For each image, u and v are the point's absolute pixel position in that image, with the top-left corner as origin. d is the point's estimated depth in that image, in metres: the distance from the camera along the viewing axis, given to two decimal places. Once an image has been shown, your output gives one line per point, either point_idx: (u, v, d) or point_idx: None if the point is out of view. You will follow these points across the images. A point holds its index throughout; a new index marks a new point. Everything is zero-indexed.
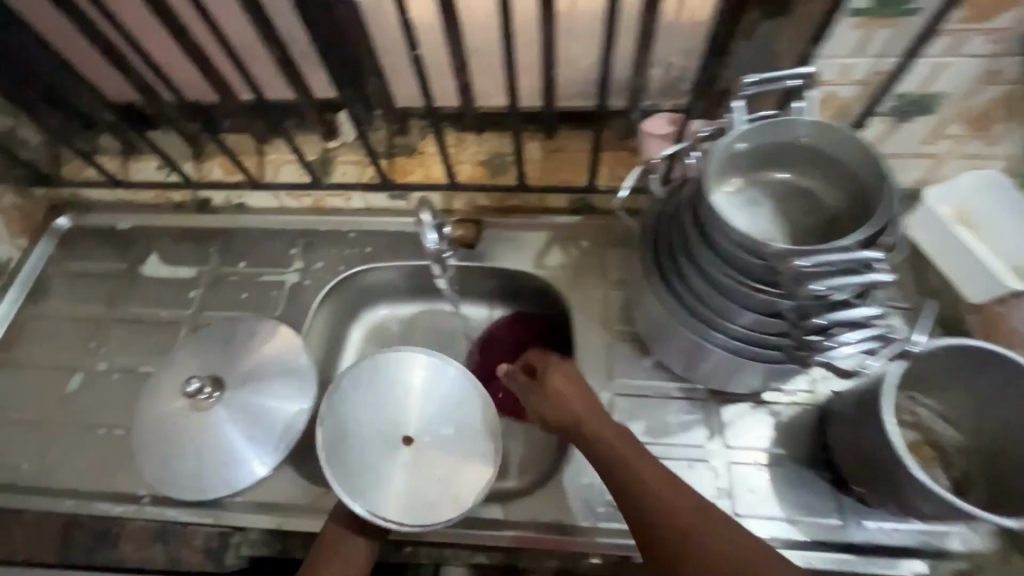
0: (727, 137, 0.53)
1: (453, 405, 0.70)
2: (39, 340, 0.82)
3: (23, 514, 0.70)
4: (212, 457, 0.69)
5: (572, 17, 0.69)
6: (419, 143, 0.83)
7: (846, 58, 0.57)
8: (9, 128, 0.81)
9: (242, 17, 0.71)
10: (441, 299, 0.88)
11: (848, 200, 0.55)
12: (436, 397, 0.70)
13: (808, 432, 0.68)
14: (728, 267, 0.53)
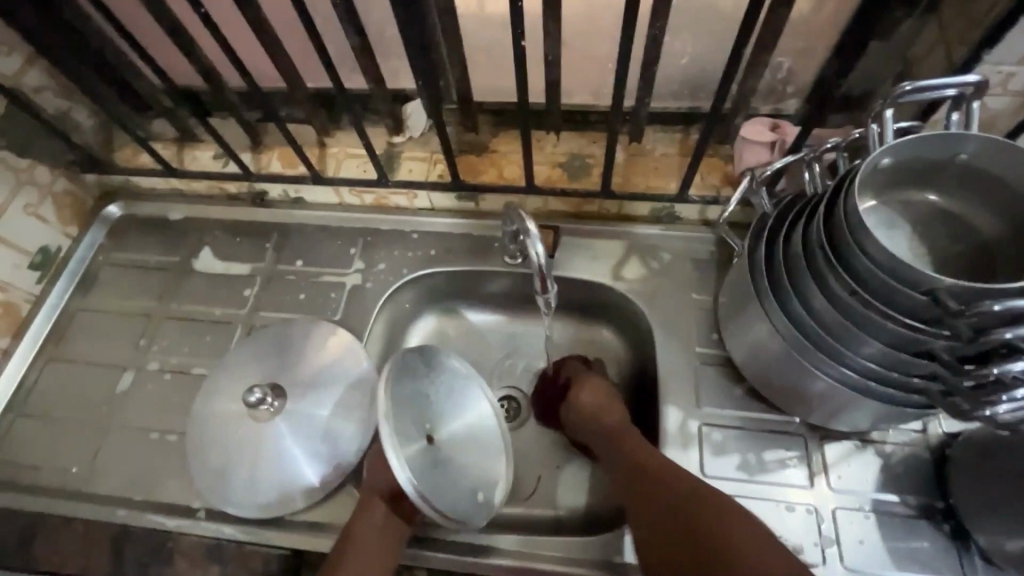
0: (875, 153, 0.47)
1: (489, 408, 0.67)
2: (89, 334, 0.78)
3: (73, 522, 0.67)
4: (273, 470, 0.65)
5: (678, 10, 0.63)
6: (490, 141, 0.79)
7: (1011, 65, 0.50)
8: (64, 110, 0.77)
9: (318, 0, 0.66)
10: (505, 308, 0.83)
11: (1005, 229, 0.49)
12: (479, 401, 0.67)
13: (921, 478, 0.62)
14: (873, 298, 0.46)
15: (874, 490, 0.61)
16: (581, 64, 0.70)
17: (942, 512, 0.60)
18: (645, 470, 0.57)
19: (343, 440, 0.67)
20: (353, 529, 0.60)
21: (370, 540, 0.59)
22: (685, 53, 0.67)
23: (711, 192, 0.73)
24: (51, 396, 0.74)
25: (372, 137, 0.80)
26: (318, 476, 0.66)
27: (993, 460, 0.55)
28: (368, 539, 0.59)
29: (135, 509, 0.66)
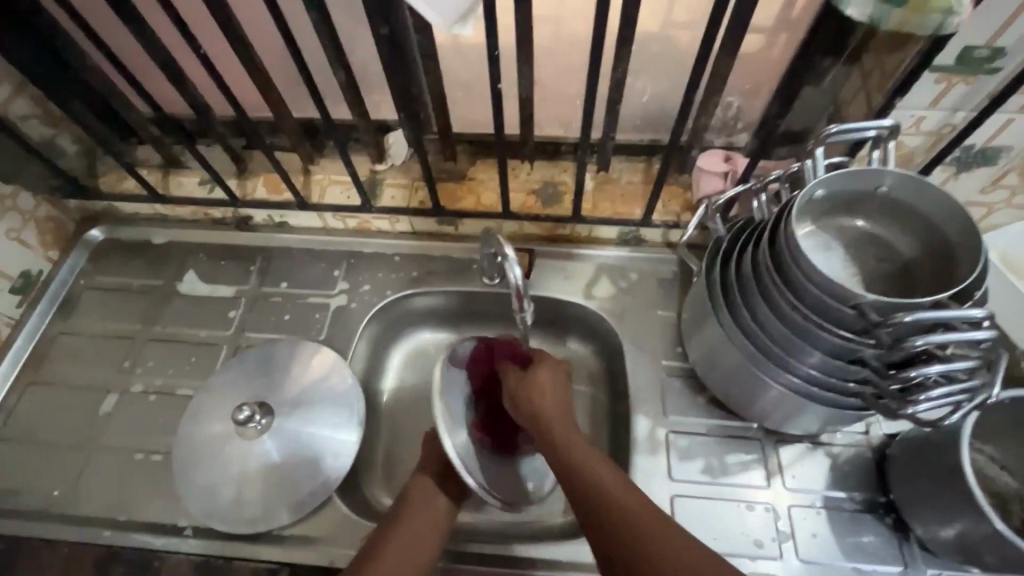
0: (810, 186, 0.54)
1: None
2: (70, 357, 0.79)
3: (56, 545, 0.67)
4: (259, 485, 0.68)
5: (638, 54, 0.70)
6: (468, 169, 0.83)
7: (920, 109, 0.57)
8: (49, 137, 0.79)
9: (305, 39, 0.70)
10: (485, 326, 0.86)
11: (921, 250, 0.57)
12: None
13: (865, 475, 0.68)
14: (812, 312, 0.52)
15: (825, 487, 0.67)
16: (552, 100, 0.76)
17: (884, 505, 0.66)
18: (582, 472, 0.55)
19: (330, 455, 0.70)
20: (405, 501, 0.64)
21: (423, 510, 0.63)
22: (646, 92, 0.74)
23: (672, 217, 0.79)
24: (31, 420, 0.74)
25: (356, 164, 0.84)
26: (305, 490, 0.68)
27: (923, 456, 0.61)
28: (423, 509, 0.63)
29: (120, 529, 0.67)
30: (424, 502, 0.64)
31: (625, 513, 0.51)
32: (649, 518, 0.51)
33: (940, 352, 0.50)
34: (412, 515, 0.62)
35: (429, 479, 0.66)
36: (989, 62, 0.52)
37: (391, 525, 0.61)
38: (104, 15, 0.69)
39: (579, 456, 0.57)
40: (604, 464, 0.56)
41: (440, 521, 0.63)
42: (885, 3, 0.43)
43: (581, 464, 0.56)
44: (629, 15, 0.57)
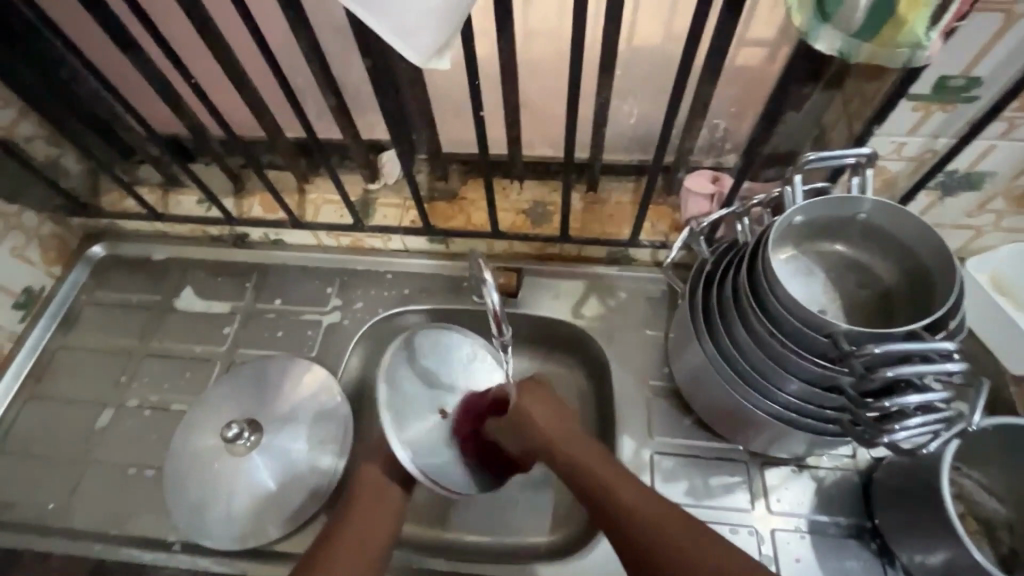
0: (789, 211, 0.54)
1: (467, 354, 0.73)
2: (70, 372, 0.81)
3: (50, 558, 0.69)
4: (248, 501, 0.69)
5: (624, 78, 0.71)
6: (459, 188, 0.85)
7: (899, 136, 0.58)
8: (54, 158, 0.81)
9: (298, 65, 0.72)
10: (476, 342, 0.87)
11: (901, 276, 0.57)
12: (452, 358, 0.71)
13: (851, 500, 0.67)
14: (788, 339, 0.52)
15: (809, 511, 0.67)
16: (540, 122, 0.77)
17: (869, 530, 0.66)
18: (586, 480, 0.55)
19: (317, 473, 0.71)
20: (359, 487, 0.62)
21: (365, 519, 0.60)
22: (633, 114, 0.75)
23: (660, 237, 0.80)
24: (30, 434, 0.76)
25: (349, 183, 0.85)
26: (292, 506, 0.69)
27: (907, 483, 0.61)
28: (365, 518, 0.60)
29: (112, 543, 0.69)
30: (363, 513, 0.60)
31: (624, 498, 0.52)
32: (656, 506, 0.51)
33: (918, 382, 0.50)
34: (353, 527, 0.59)
35: (371, 484, 0.62)
36: (966, 91, 0.53)
37: (329, 542, 0.58)
38: (105, 42, 0.71)
39: (577, 450, 0.58)
40: (609, 463, 0.56)
41: (381, 528, 0.60)
42: (852, 35, 0.44)
43: (580, 458, 0.57)
44: (609, 44, 0.58)
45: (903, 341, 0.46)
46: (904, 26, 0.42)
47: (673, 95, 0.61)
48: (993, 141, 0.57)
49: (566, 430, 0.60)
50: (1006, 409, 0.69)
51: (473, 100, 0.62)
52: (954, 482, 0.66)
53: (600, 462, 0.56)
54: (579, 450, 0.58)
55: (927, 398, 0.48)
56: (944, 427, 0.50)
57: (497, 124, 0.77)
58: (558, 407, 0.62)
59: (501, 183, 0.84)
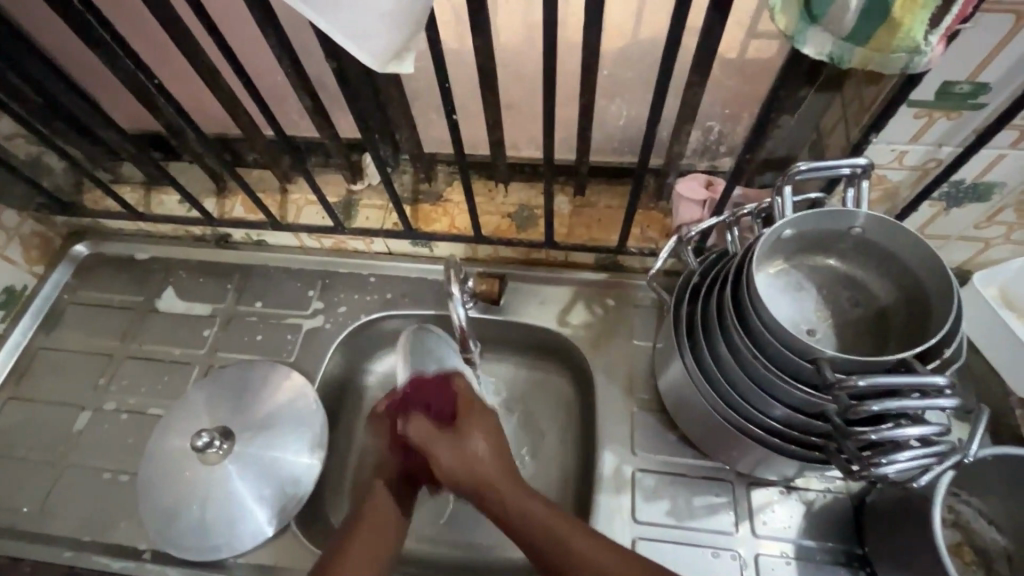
0: (777, 224, 0.51)
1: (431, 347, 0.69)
2: (50, 373, 0.80)
3: (23, 562, 0.69)
4: (219, 511, 0.68)
5: (611, 78, 0.67)
6: (444, 190, 0.82)
7: (899, 144, 0.54)
8: (33, 156, 0.80)
9: (273, 64, 0.70)
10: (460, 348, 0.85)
11: (897, 294, 0.54)
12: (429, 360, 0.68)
13: (840, 524, 0.65)
14: (770, 363, 0.50)
15: (796, 535, 0.64)
16: (526, 123, 0.74)
17: (858, 557, 0.63)
18: (536, 534, 0.56)
19: (290, 483, 0.70)
20: (364, 512, 0.60)
21: (382, 519, 0.60)
22: (622, 115, 0.71)
23: (650, 244, 0.77)
24: (10, 434, 0.76)
25: (332, 184, 0.83)
26: (264, 516, 0.68)
27: (899, 511, 0.58)
28: (380, 507, 0.61)
29: (83, 549, 0.69)
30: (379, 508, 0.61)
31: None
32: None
33: (911, 414, 0.47)
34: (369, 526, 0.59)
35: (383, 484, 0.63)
36: (971, 98, 0.49)
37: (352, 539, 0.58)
38: (76, 39, 0.69)
39: (527, 509, 0.57)
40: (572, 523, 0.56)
41: (396, 523, 0.61)
42: (843, 39, 0.40)
43: (538, 522, 0.56)
44: (589, 44, 0.54)
45: (890, 374, 0.42)
46: (900, 29, 0.38)
47: (657, 98, 0.57)
48: (1003, 151, 0.53)
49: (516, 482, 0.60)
50: (1011, 432, 0.65)
51: (447, 103, 0.60)
52: (950, 508, 0.63)
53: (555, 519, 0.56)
54: (533, 503, 0.58)
55: (918, 432, 0.44)
56: (936, 463, 0.46)
57: (481, 125, 0.74)
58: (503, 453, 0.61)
59: (486, 185, 0.81)
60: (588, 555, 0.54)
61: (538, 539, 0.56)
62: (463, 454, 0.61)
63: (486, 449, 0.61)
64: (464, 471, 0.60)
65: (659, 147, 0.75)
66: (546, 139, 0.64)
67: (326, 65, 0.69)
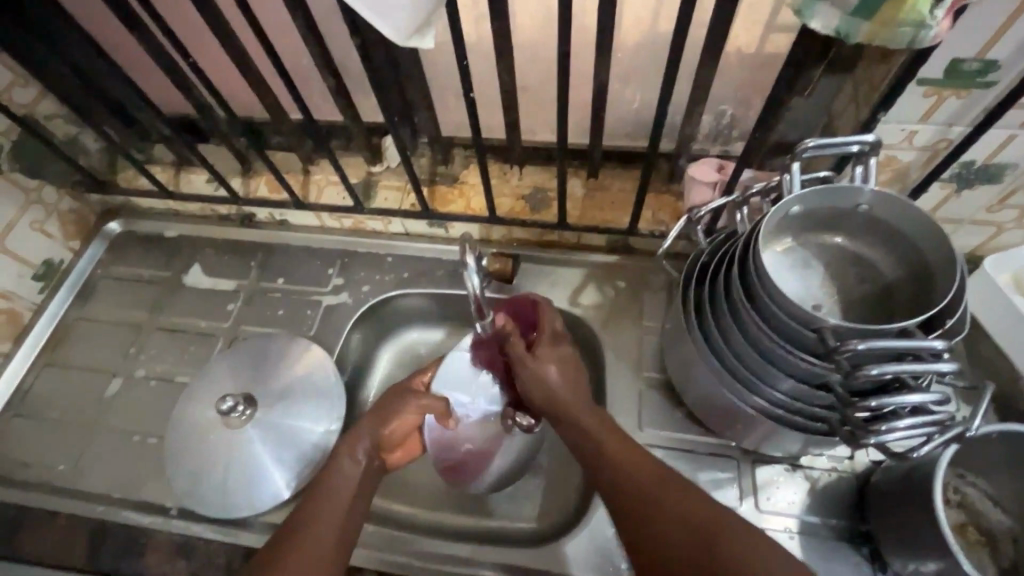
0: (785, 201, 0.52)
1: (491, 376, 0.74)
2: (84, 343, 0.84)
3: (56, 516, 0.72)
4: (240, 472, 0.71)
5: (626, 62, 0.69)
6: (461, 173, 0.84)
7: (910, 123, 0.55)
8: (73, 136, 0.84)
9: (299, 46, 0.72)
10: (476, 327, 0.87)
11: (904, 270, 0.55)
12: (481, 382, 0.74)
13: (844, 502, 0.65)
14: (775, 333, 0.51)
15: (800, 511, 0.65)
16: (541, 106, 0.76)
17: (861, 535, 0.64)
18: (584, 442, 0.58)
19: (308, 449, 0.72)
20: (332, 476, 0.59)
21: (336, 496, 0.57)
22: (636, 99, 0.73)
23: (660, 226, 0.78)
24: (46, 399, 0.81)
25: (353, 166, 0.86)
26: (283, 480, 0.71)
27: (902, 488, 0.58)
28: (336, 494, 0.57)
29: (113, 506, 0.72)
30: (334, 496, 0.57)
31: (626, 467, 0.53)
32: (648, 478, 0.52)
33: (912, 384, 0.48)
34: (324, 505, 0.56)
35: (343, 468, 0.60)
36: (981, 75, 0.50)
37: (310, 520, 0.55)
38: (115, 23, 0.73)
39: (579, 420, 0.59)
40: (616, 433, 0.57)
41: (354, 514, 0.57)
42: (850, 14, 0.41)
43: (586, 432, 0.58)
44: (604, 25, 0.56)
45: (891, 338, 0.44)
46: (906, 3, 0.39)
47: (669, 78, 0.59)
48: (1014, 130, 0.53)
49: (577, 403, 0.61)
50: (1020, 416, 0.65)
51: (464, 82, 0.61)
52: (955, 489, 0.63)
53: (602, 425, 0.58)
54: (585, 417, 0.59)
55: (918, 399, 0.45)
56: (936, 431, 0.47)
57: (496, 108, 0.76)
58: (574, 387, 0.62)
59: (501, 168, 0.83)
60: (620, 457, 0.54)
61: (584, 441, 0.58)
62: (537, 378, 0.63)
63: (564, 382, 0.62)
64: (534, 385, 0.63)
65: (672, 132, 0.76)
66: (561, 120, 0.65)
67: (349, 49, 0.72)
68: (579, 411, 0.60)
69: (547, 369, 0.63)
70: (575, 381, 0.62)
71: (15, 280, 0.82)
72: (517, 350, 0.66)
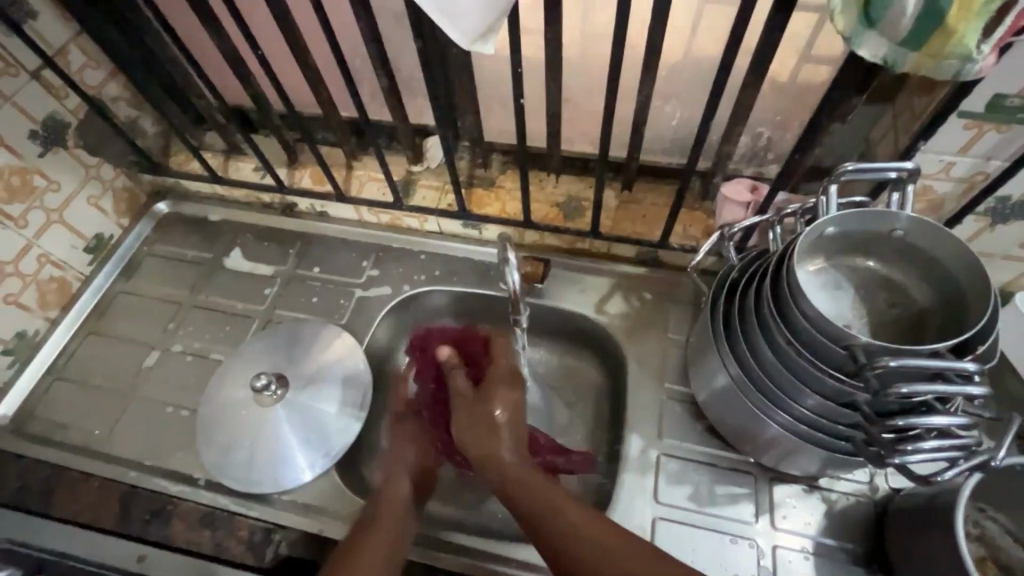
0: (820, 221, 0.53)
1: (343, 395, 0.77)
2: (126, 315, 0.88)
3: (90, 479, 0.75)
4: (268, 449, 0.73)
5: (670, 81, 0.71)
6: (498, 177, 0.87)
7: (949, 153, 0.56)
8: (133, 118, 0.88)
9: (357, 46, 0.76)
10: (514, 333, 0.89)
11: (935, 297, 0.56)
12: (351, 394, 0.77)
13: (861, 527, 0.66)
14: (805, 348, 0.52)
15: (815, 532, 0.65)
16: (582, 118, 0.78)
17: (878, 562, 0.64)
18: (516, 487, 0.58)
19: (333, 433, 0.75)
20: (390, 483, 0.67)
21: (401, 498, 0.66)
22: (675, 116, 0.75)
23: (690, 241, 0.80)
24: (87, 365, 0.84)
25: (394, 164, 0.89)
26: (305, 460, 0.73)
27: (923, 515, 0.58)
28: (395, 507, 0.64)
29: (143, 472, 0.75)
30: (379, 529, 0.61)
31: (552, 511, 0.54)
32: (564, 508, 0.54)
33: (940, 407, 0.49)
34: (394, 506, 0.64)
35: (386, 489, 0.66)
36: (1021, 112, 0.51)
37: (369, 537, 0.60)
38: (187, 14, 0.77)
39: (505, 458, 0.60)
40: (551, 487, 0.57)
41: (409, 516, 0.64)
42: (898, 43, 0.43)
43: (516, 474, 0.59)
44: (657, 40, 0.58)
45: (921, 357, 0.44)
46: (955, 35, 0.41)
47: (713, 97, 0.61)
48: None
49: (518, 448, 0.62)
50: None
51: (515, 87, 0.64)
52: (975, 522, 0.63)
53: (530, 472, 0.59)
54: (519, 458, 0.60)
55: (946, 421, 0.46)
56: (962, 456, 0.48)
57: (539, 116, 0.79)
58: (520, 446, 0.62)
59: (538, 176, 0.86)
60: (542, 491, 0.57)
61: (519, 481, 0.58)
62: (484, 413, 0.63)
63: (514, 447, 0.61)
64: (481, 434, 0.62)
65: (708, 151, 0.78)
66: (604, 131, 0.68)
67: (405, 51, 0.75)
68: (518, 465, 0.59)
69: (498, 417, 0.62)
70: (519, 429, 0.63)
71: (69, 250, 0.85)
72: (462, 386, 0.67)
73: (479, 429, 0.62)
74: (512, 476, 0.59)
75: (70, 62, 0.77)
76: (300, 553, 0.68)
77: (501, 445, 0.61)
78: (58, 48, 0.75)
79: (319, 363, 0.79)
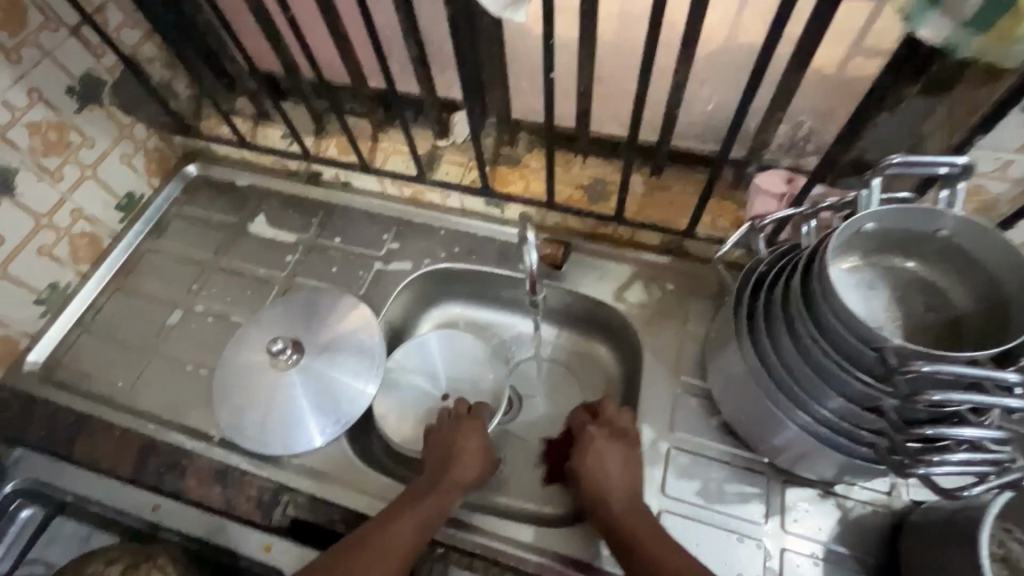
0: (859, 216, 0.50)
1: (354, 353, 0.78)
2: (152, 273, 0.90)
3: (110, 429, 0.77)
4: (281, 411, 0.75)
5: (709, 63, 0.67)
6: (523, 157, 0.85)
7: (1007, 150, 0.52)
8: (167, 79, 0.89)
9: (388, 13, 0.74)
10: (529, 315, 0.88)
11: (976, 302, 0.53)
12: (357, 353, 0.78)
13: (876, 537, 0.63)
14: (830, 348, 0.50)
15: (827, 537, 0.63)
16: (614, 98, 0.75)
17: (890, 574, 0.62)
18: (616, 530, 0.59)
19: (344, 401, 0.75)
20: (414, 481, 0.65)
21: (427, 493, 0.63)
22: (711, 101, 0.71)
23: (718, 232, 0.77)
24: (114, 319, 0.87)
25: (420, 138, 0.88)
26: (315, 425, 0.74)
27: (944, 530, 0.56)
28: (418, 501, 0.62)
29: (161, 426, 0.77)
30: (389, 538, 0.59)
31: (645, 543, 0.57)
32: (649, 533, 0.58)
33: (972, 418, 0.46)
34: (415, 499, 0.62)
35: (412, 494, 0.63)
36: None
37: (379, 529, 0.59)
38: None
39: (606, 503, 0.61)
40: (649, 523, 0.59)
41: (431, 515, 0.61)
42: (964, 24, 0.42)
43: (615, 516, 0.60)
44: (698, 16, 0.55)
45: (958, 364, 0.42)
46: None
47: (753, 80, 0.58)
48: None
49: (623, 489, 0.62)
50: None
51: (546, 63, 0.62)
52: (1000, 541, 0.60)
53: (633, 512, 0.60)
54: (621, 501, 0.61)
55: (977, 434, 0.43)
56: (992, 471, 0.45)
57: (569, 95, 0.76)
58: (625, 487, 0.62)
59: (564, 157, 0.84)
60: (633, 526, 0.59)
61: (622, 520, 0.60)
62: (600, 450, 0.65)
63: (614, 477, 0.63)
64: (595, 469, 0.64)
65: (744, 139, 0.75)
66: (637, 112, 0.65)
67: (436, 20, 0.73)
68: (623, 505, 0.61)
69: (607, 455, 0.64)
70: (626, 471, 0.64)
71: (101, 207, 0.87)
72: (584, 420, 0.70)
73: (592, 463, 0.64)
74: (613, 515, 0.60)
75: (107, 20, 0.78)
76: (308, 516, 0.69)
77: (603, 478, 0.63)
78: (97, 6, 0.76)
79: (334, 322, 0.80)
